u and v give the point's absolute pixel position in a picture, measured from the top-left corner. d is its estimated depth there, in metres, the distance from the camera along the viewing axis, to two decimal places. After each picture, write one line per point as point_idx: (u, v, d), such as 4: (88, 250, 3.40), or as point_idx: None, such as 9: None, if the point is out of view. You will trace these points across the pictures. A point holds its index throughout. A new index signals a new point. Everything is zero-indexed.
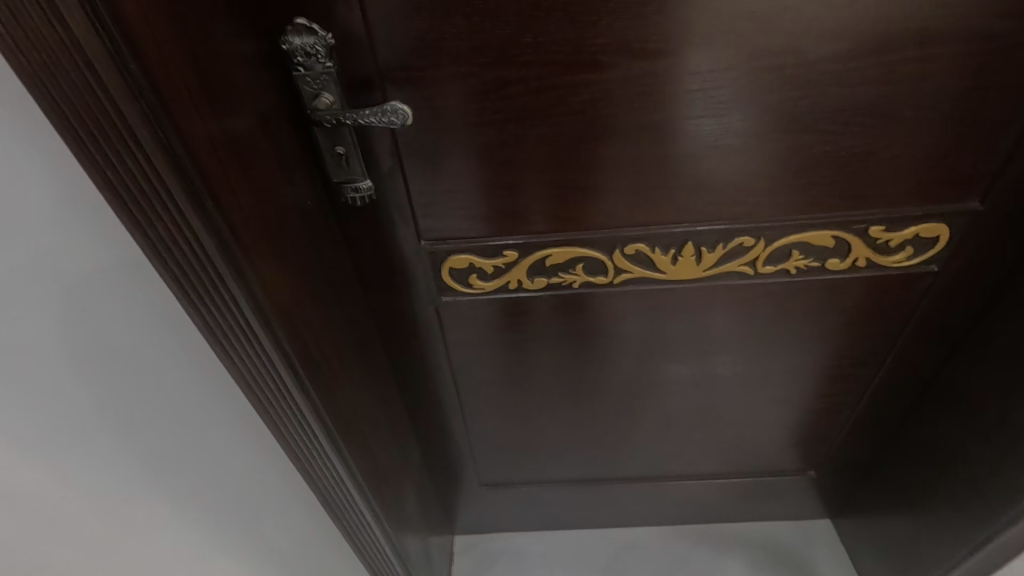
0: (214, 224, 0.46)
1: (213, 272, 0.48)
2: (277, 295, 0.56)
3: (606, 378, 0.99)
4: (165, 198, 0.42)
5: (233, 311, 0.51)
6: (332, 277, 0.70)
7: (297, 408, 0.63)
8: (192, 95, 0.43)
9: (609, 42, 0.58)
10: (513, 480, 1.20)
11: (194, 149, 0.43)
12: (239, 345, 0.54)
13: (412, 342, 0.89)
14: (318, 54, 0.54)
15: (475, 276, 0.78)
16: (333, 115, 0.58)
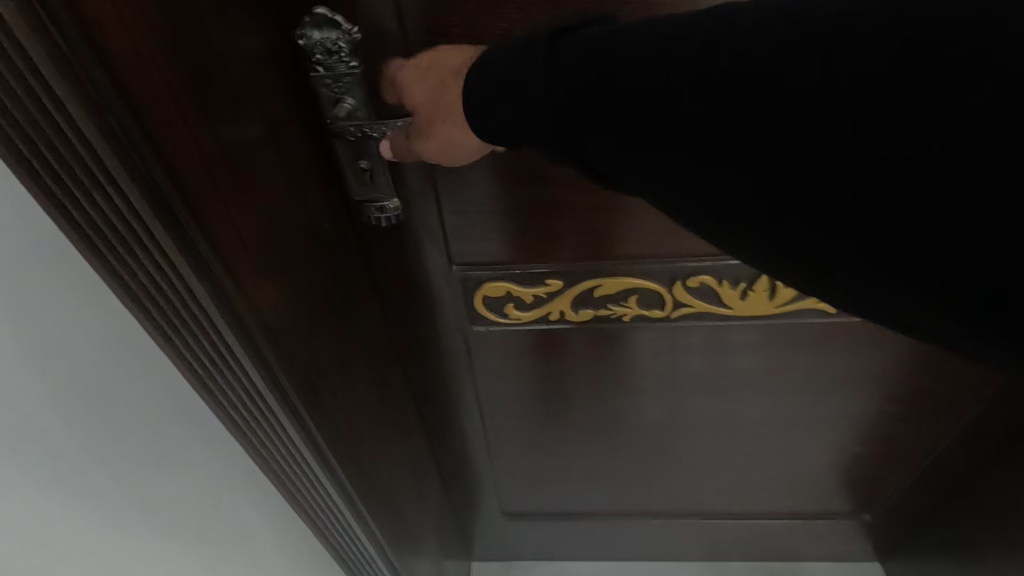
0: (195, 249, 0.38)
1: (197, 311, 0.40)
2: (281, 332, 0.48)
3: (649, 412, 0.89)
4: (131, 219, 0.35)
5: (219, 346, 0.43)
6: (352, 304, 0.61)
7: (289, 449, 0.55)
8: (175, 99, 0.34)
9: None
10: (537, 513, 1.11)
11: (169, 162, 0.35)
12: (233, 389, 0.46)
13: (436, 371, 0.80)
14: (341, 52, 0.44)
15: (513, 306, 0.69)
16: (358, 126, 0.48)
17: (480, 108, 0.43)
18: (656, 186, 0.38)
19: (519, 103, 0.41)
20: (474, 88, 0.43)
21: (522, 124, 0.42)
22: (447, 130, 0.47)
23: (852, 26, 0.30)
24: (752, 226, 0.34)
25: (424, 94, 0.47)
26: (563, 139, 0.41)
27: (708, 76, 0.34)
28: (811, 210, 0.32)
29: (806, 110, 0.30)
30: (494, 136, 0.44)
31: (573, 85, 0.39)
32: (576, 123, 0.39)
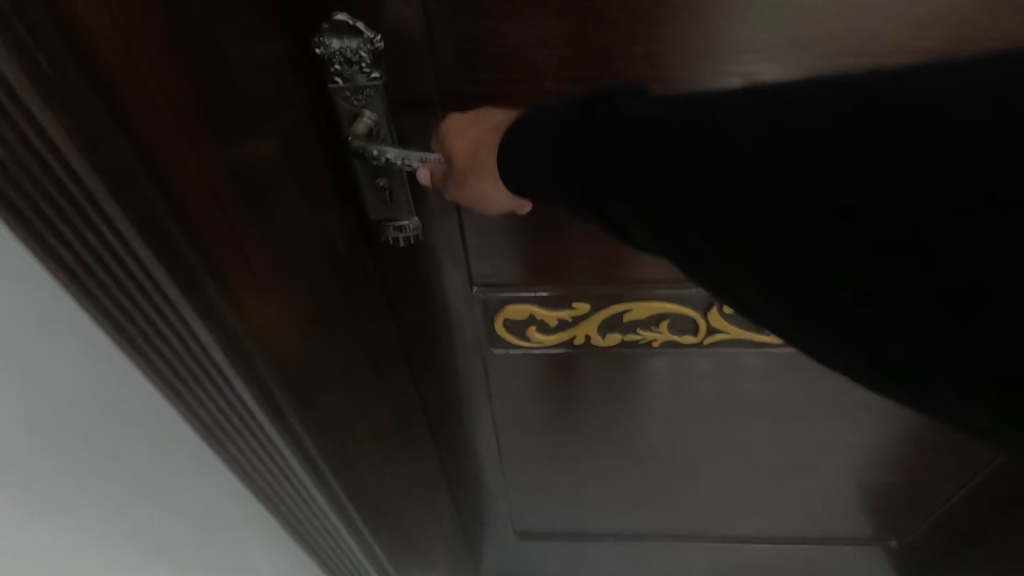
0: (197, 288, 0.34)
1: (200, 355, 0.37)
2: (291, 367, 0.44)
3: (672, 436, 0.85)
4: (126, 260, 0.30)
5: (221, 390, 0.39)
6: (366, 334, 0.56)
7: (291, 490, 0.51)
8: (175, 123, 0.30)
9: (750, 55, 0.43)
10: (549, 532, 1.07)
11: (171, 195, 0.31)
12: (238, 433, 0.43)
13: (452, 392, 0.76)
14: (361, 62, 0.40)
15: (535, 328, 0.65)
16: (376, 148, 0.43)
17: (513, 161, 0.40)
18: (671, 239, 0.35)
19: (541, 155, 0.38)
20: (509, 139, 0.40)
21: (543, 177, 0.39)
22: (476, 183, 0.44)
23: (878, 85, 0.28)
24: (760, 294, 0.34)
25: (457, 145, 0.44)
26: (573, 185, 0.37)
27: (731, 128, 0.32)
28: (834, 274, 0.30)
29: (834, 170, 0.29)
30: (520, 187, 0.41)
31: (590, 129, 0.36)
32: (590, 167, 0.36)
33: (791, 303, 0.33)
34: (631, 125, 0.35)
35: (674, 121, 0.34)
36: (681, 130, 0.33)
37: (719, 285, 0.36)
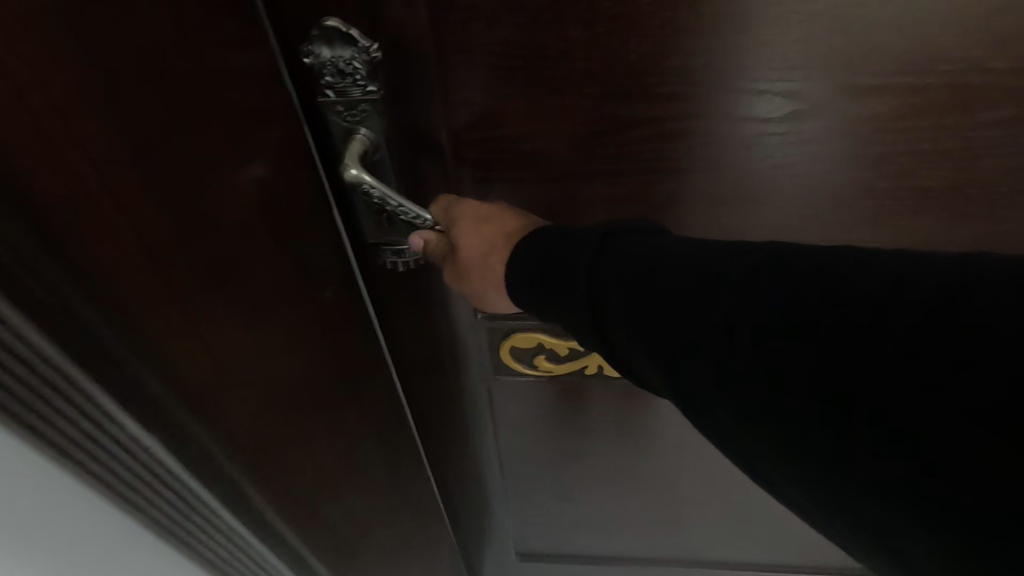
0: (132, 380, 0.29)
1: (135, 448, 0.32)
2: (260, 435, 0.38)
3: (684, 466, 0.80)
4: (28, 358, 0.25)
5: (165, 480, 0.35)
6: (365, 377, 0.50)
7: (261, 556, 0.46)
8: (91, 182, 0.24)
9: (796, 71, 0.38)
10: (554, 554, 1.03)
11: (96, 281, 0.26)
12: (184, 518, 0.37)
13: (458, 424, 0.71)
14: (356, 73, 0.36)
15: (543, 357, 0.60)
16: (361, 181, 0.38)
17: (524, 270, 0.37)
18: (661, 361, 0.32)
19: (557, 269, 0.36)
20: (523, 256, 0.37)
21: (552, 289, 0.36)
22: (479, 284, 0.41)
23: (885, 270, 0.29)
24: (745, 437, 0.31)
25: (470, 243, 0.40)
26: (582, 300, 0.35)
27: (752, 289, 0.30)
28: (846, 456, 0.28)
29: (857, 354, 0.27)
30: (523, 304, 0.38)
31: (619, 252, 0.35)
32: (606, 280, 0.34)
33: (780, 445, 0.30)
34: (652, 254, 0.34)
35: (694, 265, 0.32)
36: (698, 274, 0.32)
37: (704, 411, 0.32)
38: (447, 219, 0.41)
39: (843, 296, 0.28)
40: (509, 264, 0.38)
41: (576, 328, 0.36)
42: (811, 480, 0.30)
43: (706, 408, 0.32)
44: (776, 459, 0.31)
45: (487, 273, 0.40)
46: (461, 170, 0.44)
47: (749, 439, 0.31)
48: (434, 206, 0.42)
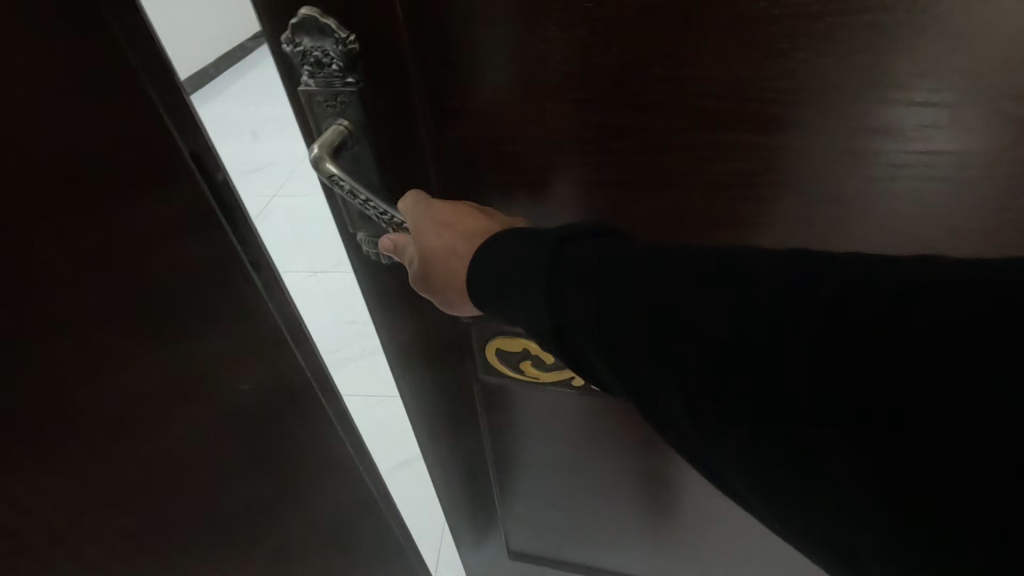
0: None
1: None
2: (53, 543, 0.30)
3: (680, 487, 0.77)
4: None
5: None
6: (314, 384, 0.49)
7: None
8: None
9: (800, 88, 0.34)
10: (548, 558, 1.01)
11: None
12: None
13: (447, 416, 0.71)
14: (333, 64, 0.36)
15: (530, 362, 0.59)
16: (330, 172, 0.39)
17: (490, 267, 0.35)
18: (622, 357, 0.30)
19: (519, 262, 0.34)
20: (486, 259, 0.35)
21: (512, 281, 0.34)
22: (444, 287, 0.40)
23: (857, 268, 0.26)
24: (705, 441, 0.29)
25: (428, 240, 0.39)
26: (540, 290, 0.32)
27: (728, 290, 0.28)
28: (818, 473, 0.26)
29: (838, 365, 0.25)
30: (486, 307, 0.36)
31: (580, 245, 0.33)
32: (566, 269, 0.32)
33: (741, 448, 0.28)
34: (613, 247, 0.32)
35: (653, 256, 0.31)
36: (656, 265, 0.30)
37: (664, 412, 0.30)
38: (412, 216, 0.40)
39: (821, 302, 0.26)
40: (471, 268, 0.36)
41: (535, 326, 0.34)
42: (782, 497, 0.28)
43: (666, 409, 0.30)
44: (740, 466, 0.28)
45: (453, 278, 0.38)
46: (444, 169, 0.42)
47: (719, 451, 0.29)
48: (400, 203, 0.42)
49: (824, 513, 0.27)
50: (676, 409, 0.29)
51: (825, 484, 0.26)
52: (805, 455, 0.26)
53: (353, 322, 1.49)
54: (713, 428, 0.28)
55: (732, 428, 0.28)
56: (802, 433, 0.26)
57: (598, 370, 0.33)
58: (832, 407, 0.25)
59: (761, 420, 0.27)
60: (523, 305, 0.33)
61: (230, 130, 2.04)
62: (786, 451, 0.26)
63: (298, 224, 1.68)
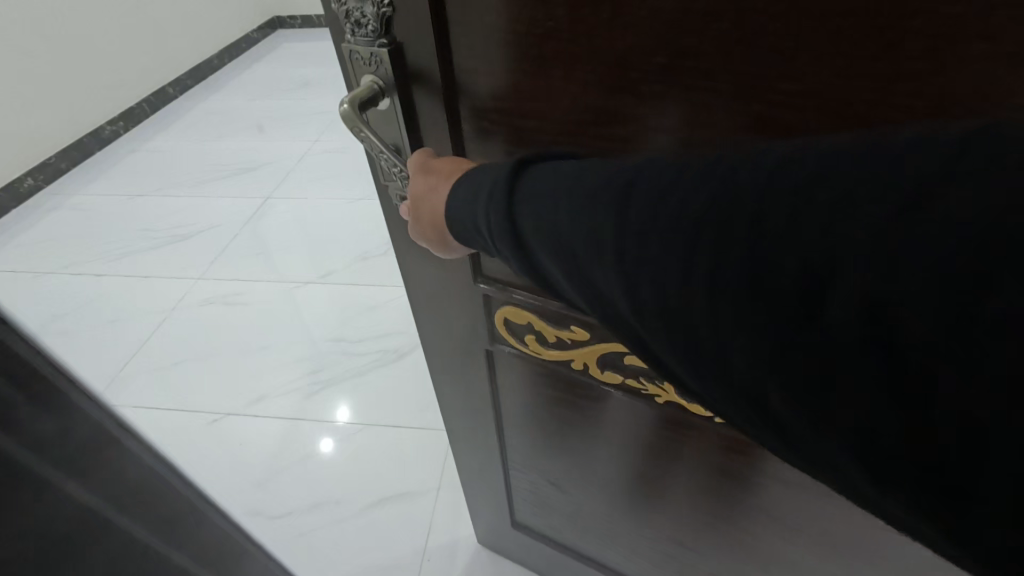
0: None
1: None
2: None
3: (671, 510, 0.74)
4: None
5: None
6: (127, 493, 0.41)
7: None
8: None
9: (807, 90, 0.32)
10: (550, 537, 0.98)
11: None
12: None
13: (460, 377, 0.75)
14: (368, 25, 0.40)
15: (534, 337, 0.60)
16: (353, 124, 0.43)
17: (461, 198, 0.35)
18: (581, 272, 0.29)
19: (483, 186, 0.33)
20: (462, 185, 0.35)
21: (476, 205, 0.33)
22: (426, 231, 0.41)
23: (824, 164, 0.24)
24: (670, 359, 0.28)
25: (414, 186, 0.41)
26: (497, 209, 0.32)
27: (662, 186, 0.27)
28: (764, 382, 0.24)
29: (765, 262, 0.23)
30: (465, 239, 0.36)
31: (545, 167, 0.32)
32: (525, 188, 0.31)
33: (699, 365, 0.26)
34: (578, 165, 0.31)
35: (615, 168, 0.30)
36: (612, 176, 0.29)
37: (630, 331, 0.29)
38: (413, 164, 0.42)
39: (747, 196, 0.24)
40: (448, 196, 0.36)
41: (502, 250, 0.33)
42: (752, 417, 0.26)
43: (631, 328, 0.29)
44: (708, 385, 0.27)
45: (432, 223, 0.40)
46: (459, 135, 0.45)
47: (677, 364, 0.27)
48: (414, 154, 0.44)
49: (800, 435, 0.24)
50: (636, 325, 0.28)
51: (771, 395, 0.24)
52: (761, 368, 0.24)
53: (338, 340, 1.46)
54: (662, 338, 0.27)
55: (686, 342, 0.26)
56: (754, 342, 0.24)
57: (568, 292, 0.32)
58: (782, 310, 0.23)
59: (695, 325, 0.25)
60: (487, 225, 0.33)
61: (234, 129, 2.29)
62: (742, 363, 0.24)
63: (307, 226, 1.79)
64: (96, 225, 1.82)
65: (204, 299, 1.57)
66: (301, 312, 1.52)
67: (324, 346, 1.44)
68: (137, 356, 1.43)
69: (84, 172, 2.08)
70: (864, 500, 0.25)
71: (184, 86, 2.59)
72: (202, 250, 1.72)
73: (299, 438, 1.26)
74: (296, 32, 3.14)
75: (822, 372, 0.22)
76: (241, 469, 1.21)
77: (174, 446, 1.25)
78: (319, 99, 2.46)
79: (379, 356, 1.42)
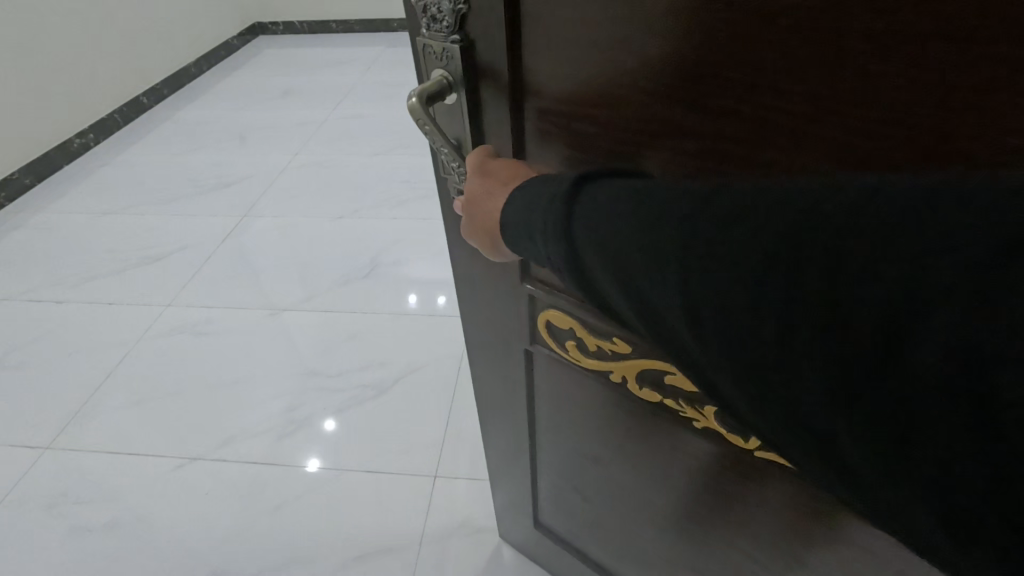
0: None
1: None
2: None
3: (689, 537, 0.72)
4: None
5: None
6: None
7: None
8: None
9: (894, 121, 0.29)
10: (572, 543, 0.97)
11: None
12: None
13: (499, 372, 0.75)
14: (444, 20, 0.40)
15: (574, 343, 0.59)
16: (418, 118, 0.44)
17: (518, 211, 0.35)
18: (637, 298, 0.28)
19: (540, 201, 0.33)
20: (518, 197, 0.35)
21: (533, 218, 0.33)
22: (478, 232, 0.41)
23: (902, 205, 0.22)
24: (727, 394, 0.26)
25: (470, 186, 0.41)
26: (554, 225, 0.31)
27: (730, 212, 0.25)
28: (826, 426, 0.23)
29: (836, 306, 0.22)
30: (519, 249, 0.36)
31: (599, 186, 0.31)
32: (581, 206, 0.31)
33: (758, 406, 0.25)
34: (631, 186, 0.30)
35: (668, 193, 0.28)
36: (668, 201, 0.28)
37: (684, 361, 0.28)
38: (473, 161, 0.42)
39: (826, 226, 0.23)
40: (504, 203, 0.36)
41: (557, 268, 0.33)
42: (814, 462, 0.25)
43: (686, 358, 0.28)
44: (766, 425, 0.25)
45: (486, 225, 0.40)
46: (518, 136, 0.45)
47: (733, 393, 0.26)
48: (474, 152, 0.44)
49: (865, 486, 0.23)
50: (691, 355, 0.27)
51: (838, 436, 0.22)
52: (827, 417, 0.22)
53: (315, 373, 1.40)
54: (720, 367, 0.25)
55: (744, 380, 0.25)
56: (818, 389, 0.22)
57: (622, 314, 0.31)
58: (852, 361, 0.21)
59: (759, 357, 0.24)
60: (545, 236, 0.32)
61: (212, 138, 2.31)
62: (804, 409, 0.23)
63: (295, 243, 1.78)
64: (69, 247, 1.79)
65: (172, 329, 1.52)
66: (285, 336, 1.48)
67: (300, 382, 1.38)
68: (99, 394, 1.38)
69: (52, 189, 2.04)
70: (929, 554, 0.23)
71: (160, 96, 2.58)
72: (167, 281, 1.67)
73: (269, 486, 1.19)
74: (277, 39, 3.18)
75: (901, 422, 0.20)
76: (211, 510, 1.16)
77: (127, 498, 1.19)
78: (307, 109, 2.49)
79: (357, 393, 1.35)
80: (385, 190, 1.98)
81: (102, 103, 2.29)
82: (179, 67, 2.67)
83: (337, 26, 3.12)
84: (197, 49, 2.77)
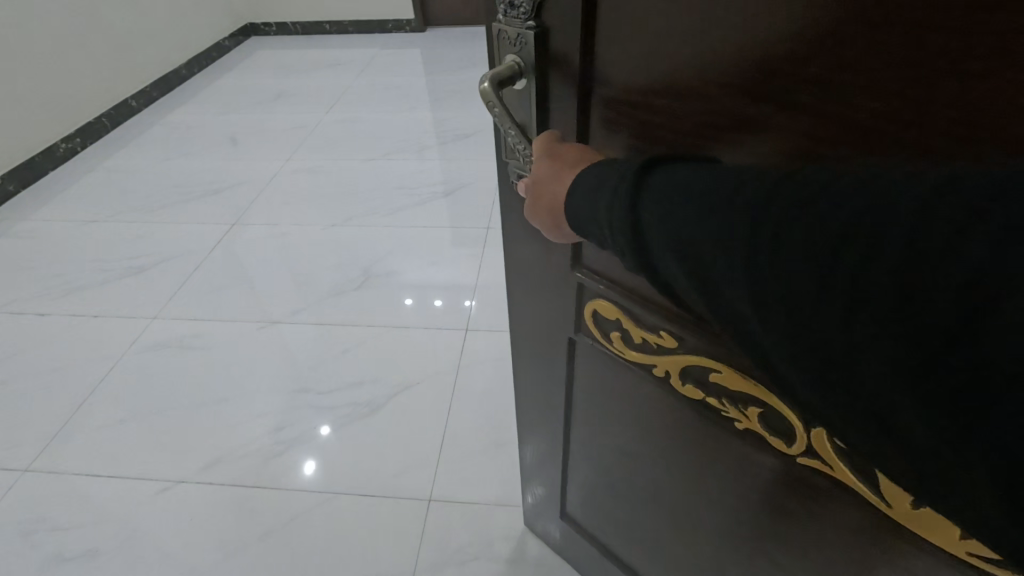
0: None
1: None
2: None
3: (721, 544, 0.71)
4: None
5: None
6: None
7: None
8: None
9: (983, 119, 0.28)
10: (600, 540, 0.97)
11: None
12: None
13: (540, 359, 0.77)
14: (521, 7, 0.42)
15: (619, 335, 0.60)
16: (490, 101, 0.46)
17: (584, 194, 0.36)
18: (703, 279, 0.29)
19: (608, 183, 0.34)
20: (585, 180, 0.36)
21: (600, 201, 0.34)
22: (541, 215, 0.43)
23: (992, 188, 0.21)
24: (792, 378, 0.27)
25: (536, 170, 0.42)
26: (621, 208, 0.32)
27: (805, 196, 0.25)
28: (896, 412, 0.23)
29: (912, 291, 0.21)
30: (584, 232, 0.37)
31: (670, 169, 0.32)
32: (651, 189, 0.31)
33: (823, 389, 0.25)
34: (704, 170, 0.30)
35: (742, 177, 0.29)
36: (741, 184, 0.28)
37: (748, 344, 0.28)
38: (539, 146, 0.44)
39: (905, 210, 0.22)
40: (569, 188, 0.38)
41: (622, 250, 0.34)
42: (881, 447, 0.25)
43: (751, 341, 0.28)
44: (833, 409, 0.26)
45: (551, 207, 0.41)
46: (584, 123, 0.46)
47: (798, 378, 0.26)
48: (542, 137, 0.45)
49: (935, 474, 0.23)
50: (756, 338, 0.28)
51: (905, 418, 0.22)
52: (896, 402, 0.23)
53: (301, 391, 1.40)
54: (786, 348, 0.26)
55: (811, 364, 0.25)
56: (888, 374, 0.22)
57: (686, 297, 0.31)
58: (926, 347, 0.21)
59: (829, 337, 0.24)
60: (612, 219, 0.33)
61: (206, 142, 2.39)
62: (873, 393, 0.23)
63: (283, 249, 1.82)
64: (47, 258, 1.81)
65: (155, 342, 1.54)
66: (279, 346, 1.50)
67: (289, 400, 1.37)
68: (79, 415, 1.37)
69: (44, 190, 2.11)
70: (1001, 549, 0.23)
71: (150, 99, 2.68)
72: (160, 292, 1.69)
73: (258, 503, 1.19)
74: (263, 42, 3.30)
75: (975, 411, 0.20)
76: (207, 522, 1.16)
77: (107, 523, 1.17)
78: (298, 112, 2.58)
79: (350, 411, 1.35)
80: (387, 194, 2.03)
81: (93, 107, 2.38)
82: (171, 70, 2.79)
83: (331, 26, 3.29)
84: (188, 52, 2.89)
